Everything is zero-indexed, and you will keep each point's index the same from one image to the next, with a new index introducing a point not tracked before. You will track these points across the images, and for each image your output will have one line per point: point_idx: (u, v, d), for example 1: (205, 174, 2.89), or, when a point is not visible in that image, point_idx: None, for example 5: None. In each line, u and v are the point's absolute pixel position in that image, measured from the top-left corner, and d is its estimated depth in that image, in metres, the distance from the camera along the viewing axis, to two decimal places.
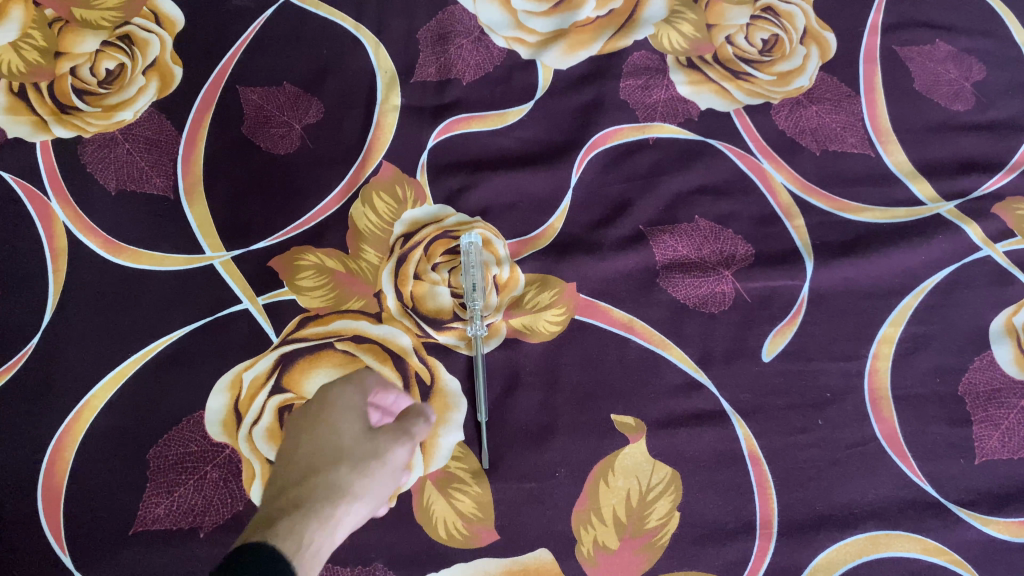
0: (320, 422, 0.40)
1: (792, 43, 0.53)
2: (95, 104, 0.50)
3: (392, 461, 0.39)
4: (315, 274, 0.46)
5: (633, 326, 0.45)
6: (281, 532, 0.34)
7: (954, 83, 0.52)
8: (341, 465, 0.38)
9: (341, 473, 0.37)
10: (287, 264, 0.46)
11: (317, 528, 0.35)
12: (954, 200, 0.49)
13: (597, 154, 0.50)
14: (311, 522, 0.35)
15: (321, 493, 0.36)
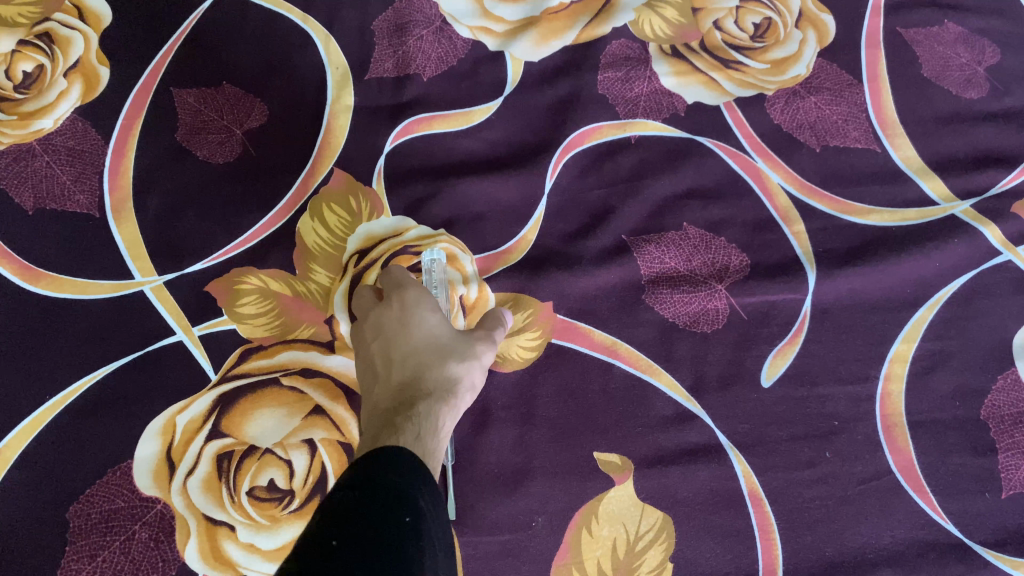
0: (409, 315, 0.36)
1: (787, 27, 0.48)
2: (11, 112, 0.45)
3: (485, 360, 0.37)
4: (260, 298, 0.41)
5: (617, 349, 0.41)
6: (421, 425, 0.31)
7: (966, 67, 0.47)
8: (451, 358, 0.35)
9: (452, 369, 0.35)
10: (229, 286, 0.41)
11: (442, 427, 0.32)
12: (970, 199, 0.44)
13: (573, 156, 0.45)
14: (440, 414, 0.32)
15: (440, 389, 0.33)
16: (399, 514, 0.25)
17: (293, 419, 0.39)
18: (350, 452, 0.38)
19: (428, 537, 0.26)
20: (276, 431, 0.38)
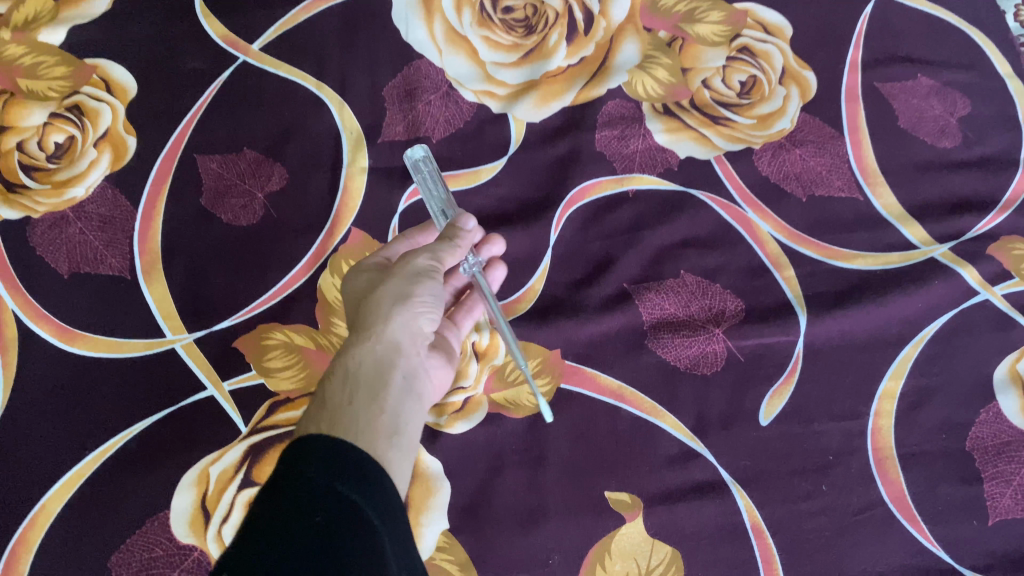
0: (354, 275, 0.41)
1: (771, 84, 0.51)
2: (45, 181, 0.48)
3: (433, 265, 0.40)
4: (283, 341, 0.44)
5: (623, 393, 0.43)
6: (334, 380, 0.35)
7: (940, 119, 0.51)
8: (367, 303, 0.38)
9: (371, 307, 0.38)
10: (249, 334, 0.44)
11: (367, 361, 0.36)
12: (948, 243, 0.47)
13: (575, 210, 0.48)
14: (359, 354, 0.36)
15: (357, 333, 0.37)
16: (310, 516, 0.27)
17: None
18: None
19: (351, 517, 0.28)
20: None
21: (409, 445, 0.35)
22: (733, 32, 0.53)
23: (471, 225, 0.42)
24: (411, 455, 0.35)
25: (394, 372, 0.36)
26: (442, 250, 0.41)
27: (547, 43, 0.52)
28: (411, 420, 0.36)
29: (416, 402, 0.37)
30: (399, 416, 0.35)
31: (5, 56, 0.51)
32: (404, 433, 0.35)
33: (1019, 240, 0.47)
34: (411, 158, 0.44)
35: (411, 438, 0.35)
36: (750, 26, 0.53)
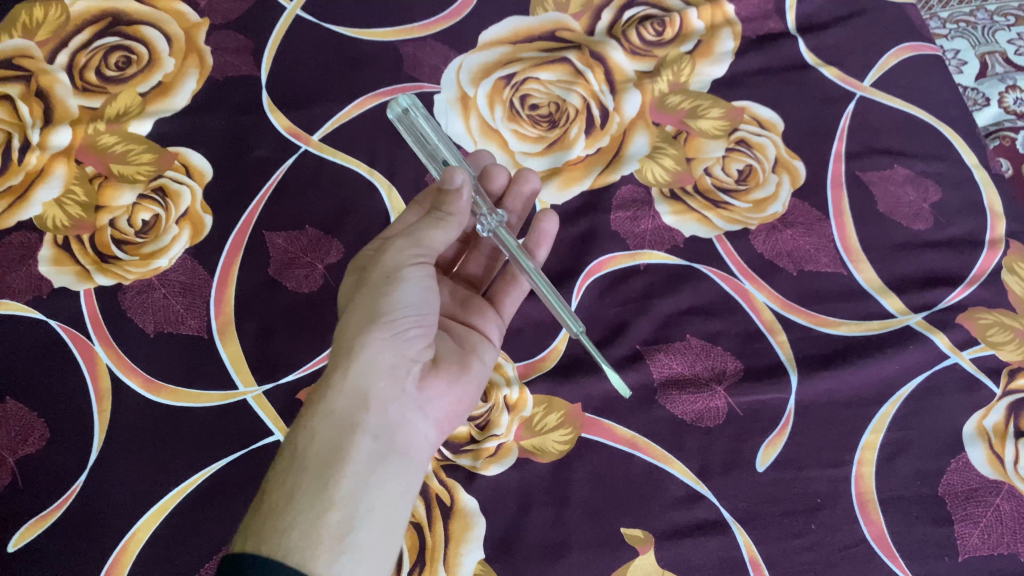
0: (346, 282, 0.48)
1: (765, 172, 0.59)
2: (134, 254, 0.55)
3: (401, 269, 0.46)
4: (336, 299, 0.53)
5: (637, 442, 0.49)
6: (295, 446, 0.41)
7: (914, 204, 0.58)
8: (335, 357, 0.44)
9: (336, 362, 0.43)
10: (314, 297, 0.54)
11: (324, 423, 0.41)
12: (921, 312, 0.54)
13: (593, 281, 0.55)
14: (314, 422, 0.41)
15: (319, 393, 0.42)
16: None
17: None
18: (420, 531, 0.46)
19: None
20: None
21: (375, 491, 0.41)
22: (731, 127, 0.60)
23: (460, 180, 0.47)
24: (381, 498, 0.41)
25: (356, 426, 0.42)
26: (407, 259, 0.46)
27: (568, 136, 0.60)
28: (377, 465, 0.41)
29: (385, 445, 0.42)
30: (362, 467, 0.41)
31: (99, 144, 0.59)
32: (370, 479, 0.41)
33: (984, 311, 0.53)
34: (397, 116, 0.53)
35: (378, 484, 0.41)
36: (745, 120, 0.61)
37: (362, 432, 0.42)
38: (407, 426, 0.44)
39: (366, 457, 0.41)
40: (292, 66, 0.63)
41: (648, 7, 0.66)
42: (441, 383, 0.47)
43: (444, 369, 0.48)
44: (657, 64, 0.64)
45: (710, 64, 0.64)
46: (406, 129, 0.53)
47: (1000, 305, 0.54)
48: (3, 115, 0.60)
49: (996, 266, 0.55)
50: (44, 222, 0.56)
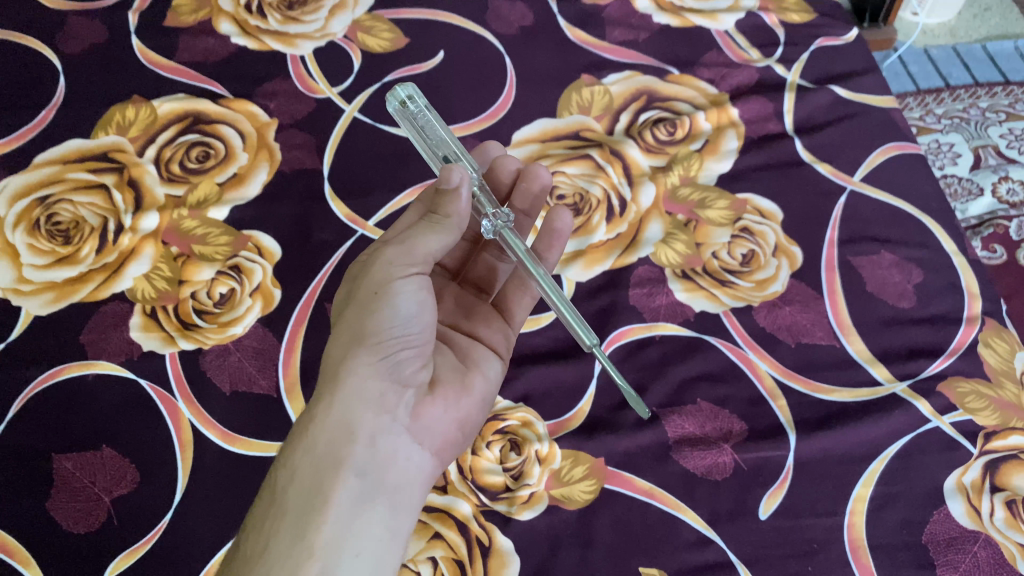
0: (344, 294, 0.54)
1: (766, 256, 0.67)
2: (212, 322, 0.63)
3: (392, 282, 0.50)
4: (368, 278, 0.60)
5: (654, 492, 0.56)
6: (281, 475, 0.47)
7: (899, 285, 0.65)
8: (325, 384, 0.50)
9: (324, 391, 0.50)
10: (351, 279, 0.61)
11: (306, 453, 0.47)
12: (906, 381, 0.60)
13: (614, 349, 0.62)
14: (296, 452, 0.48)
15: (305, 422, 0.49)
16: None
17: (420, 541, 0.53)
18: (462, 567, 0.53)
19: None
20: (408, 549, 0.53)
21: (357, 526, 0.46)
22: (735, 217, 0.69)
23: (457, 179, 0.51)
24: (363, 526, 0.47)
25: (338, 456, 0.48)
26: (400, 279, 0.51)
27: (591, 223, 0.68)
28: (361, 501, 0.47)
29: (367, 474, 0.48)
30: (341, 497, 0.47)
31: (183, 228, 0.68)
32: (352, 516, 0.47)
33: (962, 380, 0.60)
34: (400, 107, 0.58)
35: (360, 520, 0.47)
36: (748, 211, 0.69)
37: (348, 463, 0.48)
38: (389, 451, 0.50)
39: (350, 492, 0.47)
40: (350, 161, 0.73)
41: (661, 111, 0.76)
42: (425, 406, 0.53)
43: (433, 394, 0.54)
44: (670, 160, 0.73)
45: (716, 161, 0.73)
46: (407, 120, 0.58)
47: (976, 375, 0.61)
48: (100, 201, 0.69)
49: (972, 341, 0.62)
50: (134, 294, 0.64)
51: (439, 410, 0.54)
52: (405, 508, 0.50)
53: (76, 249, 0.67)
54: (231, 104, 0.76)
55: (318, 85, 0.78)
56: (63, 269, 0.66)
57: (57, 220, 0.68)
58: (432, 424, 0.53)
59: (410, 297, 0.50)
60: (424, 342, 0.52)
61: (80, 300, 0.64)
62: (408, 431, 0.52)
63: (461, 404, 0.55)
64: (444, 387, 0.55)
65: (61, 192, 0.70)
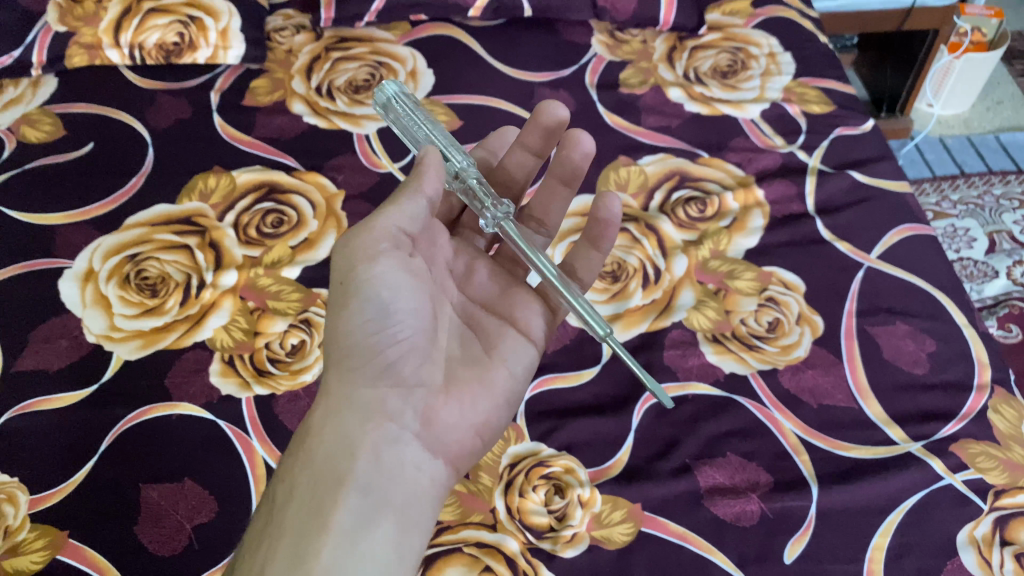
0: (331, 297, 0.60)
1: (790, 324, 0.73)
2: (284, 369, 0.70)
3: (363, 270, 0.56)
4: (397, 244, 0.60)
5: (686, 535, 0.61)
6: (283, 488, 0.53)
7: (914, 353, 0.71)
8: (322, 399, 0.56)
9: (321, 403, 0.56)
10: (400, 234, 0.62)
11: (302, 466, 0.53)
12: (920, 441, 0.65)
13: (650, 405, 0.68)
14: (295, 465, 0.53)
15: (303, 434, 0.55)
16: None
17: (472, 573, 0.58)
18: None
19: None
20: None
21: (358, 539, 0.50)
22: (761, 288, 0.75)
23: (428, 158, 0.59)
24: (367, 534, 0.51)
25: (335, 467, 0.53)
26: (365, 267, 0.56)
27: (628, 289, 0.75)
28: (362, 515, 0.51)
29: (366, 483, 0.53)
30: (344, 509, 0.51)
31: (258, 285, 0.75)
32: (354, 529, 0.51)
33: (973, 442, 0.65)
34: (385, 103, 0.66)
35: (361, 533, 0.51)
36: (774, 283, 0.75)
37: (350, 477, 0.53)
38: (392, 457, 0.55)
39: (353, 507, 0.51)
40: None
41: (693, 190, 0.83)
42: (424, 404, 0.58)
43: (439, 398, 0.59)
44: (701, 235, 0.79)
45: (744, 236, 0.79)
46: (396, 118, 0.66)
47: (986, 437, 0.65)
48: (184, 259, 0.77)
49: (982, 407, 0.67)
50: (214, 343, 0.71)
51: (445, 414, 0.58)
52: (414, 520, 0.53)
53: (162, 301, 0.74)
54: (303, 176, 0.85)
55: (380, 161, 0.87)
56: (150, 319, 0.73)
57: (146, 275, 0.76)
58: (434, 424, 0.58)
59: (385, 278, 0.56)
60: (413, 341, 0.58)
61: (166, 347, 0.71)
62: (416, 440, 0.57)
63: (472, 409, 0.60)
64: (458, 390, 0.60)
65: (149, 251, 0.78)
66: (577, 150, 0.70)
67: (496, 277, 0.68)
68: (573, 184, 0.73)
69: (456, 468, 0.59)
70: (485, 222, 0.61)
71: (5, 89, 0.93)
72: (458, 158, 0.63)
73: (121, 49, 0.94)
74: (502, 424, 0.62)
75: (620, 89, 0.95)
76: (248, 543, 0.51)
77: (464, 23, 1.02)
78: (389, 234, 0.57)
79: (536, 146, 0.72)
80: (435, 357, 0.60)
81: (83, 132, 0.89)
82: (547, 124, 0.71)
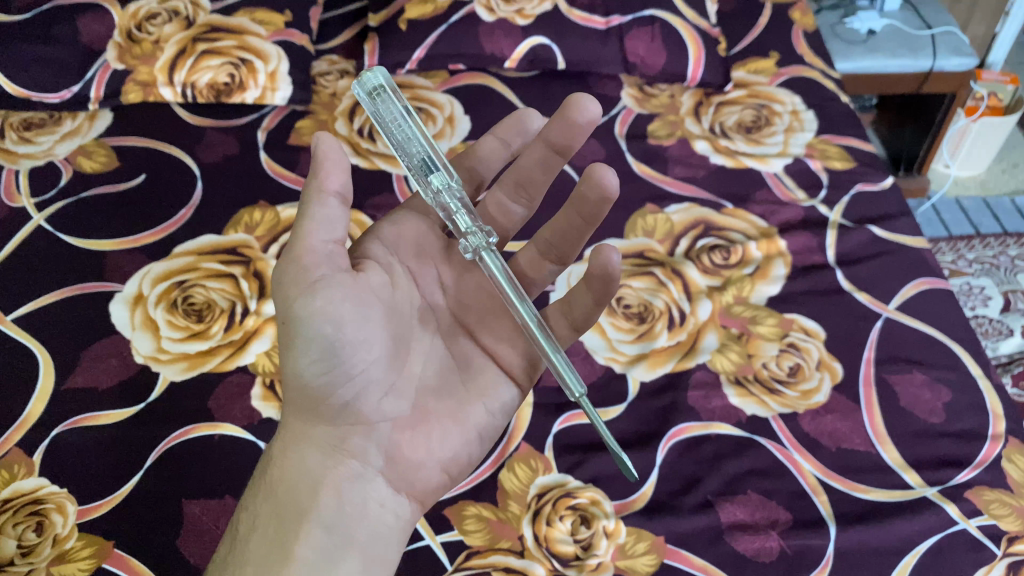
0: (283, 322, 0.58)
1: (810, 369, 0.75)
2: None
3: (302, 308, 0.51)
4: (385, 249, 0.61)
5: (708, 569, 0.63)
6: (245, 522, 0.54)
7: (930, 402, 0.73)
8: (285, 435, 0.57)
9: (284, 439, 0.57)
10: (393, 237, 0.62)
11: (262, 503, 0.54)
12: (936, 486, 0.67)
13: (675, 442, 0.70)
14: (256, 502, 0.55)
15: (264, 471, 0.56)
16: None
17: None
18: None
19: None
20: None
21: None
22: (783, 334, 0.78)
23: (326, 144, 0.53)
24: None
25: (295, 507, 0.54)
26: (304, 303, 0.51)
27: (653, 330, 0.78)
28: (325, 555, 0.52)
29: (328, 524, 0.53)
30: (304, 549, 0.52)
31: None
32: (314, 569, 0.51)
33: (987, 489, 0.67)
34: (371, 91, 0.59)
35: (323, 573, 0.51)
36: (795, 329, 0.78)
37: (311, 517, 0.53)
38: (353, 497, 0.55)
39: (314, 546, 0.52)
40: None
41: (717, 239, 0.86)
42: (389, 440, 0.57)
43: (404, 434, 0.57)
44: (724, 281, 0.83)
45: (766, 284, 0.82)
46: (379, 110, 0.59)
47: (1000, 485, 0.67)
48: (229, 287, 0.81)
49: (996, 456, 0.69)
50: (256, 367, 0.75)
51: (411, 450, 0.57)
52: (377, 558, 0.54)
53: (207, 327, 0.77)
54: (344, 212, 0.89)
55: None
56: (195, 343, 0.76)
57: (192, 301, 0.79)
58: (399, 462, 0.57)
59: (329, 310, 0.51)
60: (374, 379, 0.55)
61: (210, 370, 0.74)
62: (382, 478, 0.56)
63: (440, 445, 0.58)
64: (431, 423, 0.58)
65: (195, 278, 0.81)
66: (594, 184, 0.61)
67: (480, 289, 0.65)
68: (593, 221, 0.64)
69: (422, 504, 0.58)
70: (463, 245, 0.56)
71: (63, 121, 0.98)
72: (443, 171, 0.57)
73: (174, 88, 0.99)
74: (473, 458, 0.61)
75: (648, 140, 0.99)
76: (211, 572, 0.52)
77: (500, 74, 1.07)
78: (323, 256, 0.52)
79: (564, 145, 0.66)
80: (402, 388, 0.58)
81: (136, 164, 0.93)
82: (577, 123, 0.65)
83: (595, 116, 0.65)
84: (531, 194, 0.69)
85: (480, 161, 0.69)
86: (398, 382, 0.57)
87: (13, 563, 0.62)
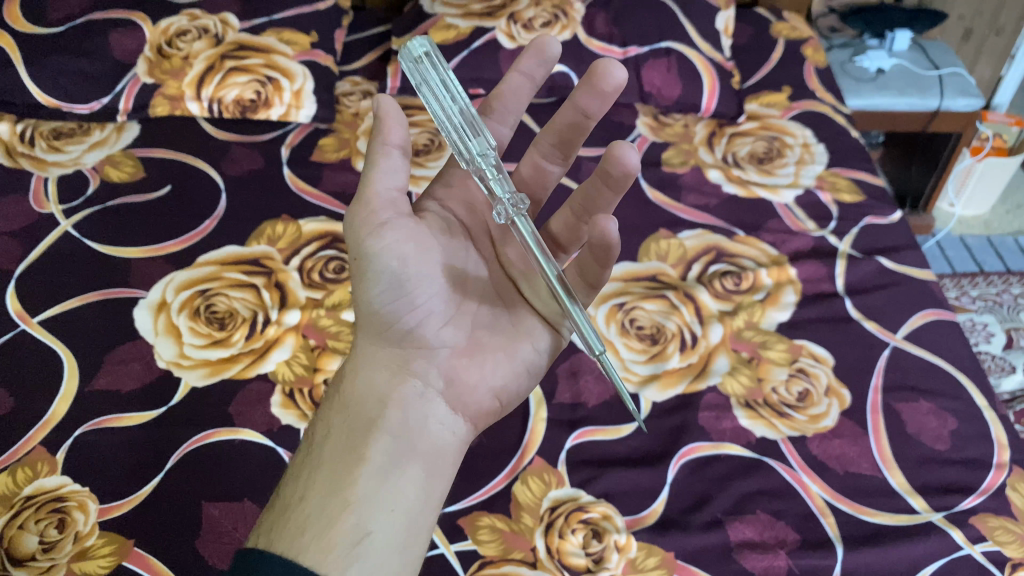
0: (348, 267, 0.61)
1: (819, 394, 0.77)
2: None
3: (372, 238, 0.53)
4: (439, 207, 0.64)
5: None
6: (317, 433, 0.55)
7: (936, 430, 0.74)
8: (351, 362, 0.59)
9: (350, 365, 0.59)
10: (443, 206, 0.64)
11: (333, 416, 0.56)
12: (941, 511, 0.69)
13: (686, 461, 0.72)
14: (327, 417, 0.56)
15: (332, 394, 0.58)
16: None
17: None
18: None
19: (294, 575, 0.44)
20: None
21: (386, 480, 0.52)
22: (793, 359, 0.79)
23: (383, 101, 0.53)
24: (396, 481, 0.52)
25: (365, 417, 0.55)
26: (371, 241, 0.53)
27: (665, 352, 0.79)
28: (390, 459, 0.53)
29: (398, 435, 0.54)
30: (374, 454, 0.53)
31: (320, 325, 0.81)
32: (383, 471, 0.52)
33: (991, 516, 0.68)
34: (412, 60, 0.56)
35: (390, 476, 0.52)
36: (804, 355, 0.80)
37: (379, 426, 0.54)
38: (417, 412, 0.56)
39: (382, 451, 0.53)
40: None
41: (729, 265, 0.88)
42: (446, 365, 0.58)
43: (462, 361, 0.59)
44: (735, 306, 0.84)
45: (777, 310, 0.84)
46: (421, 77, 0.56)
47: (1004, 512, 0.69)
48: (251, 296, 0.82)
49: (1001, 484, 0.71)
50: (276, 376, 0.76)
51: (467, 375, 0.59)
52: (438, 470, 0.55)
53: (229, 334, 0.79)
54: None
55: None
56: (216, 349, 0.78)
57: (215, 309, 0.81)
58: (456, 386, 0.58)
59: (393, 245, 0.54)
60: (435, 308, 0.58)
61: (231, 376, 0.76)
62: (441, 397, 0.57)
63: (494, 373, 0.60)
64: (485, 353, 0.60)
65: (218, 287, 0.83)
66: (616, 161, 0.58)
67: None
68: (618, 190, 0.61)
69: (476, 426, 0.59)
70: (497, 214, 0.54)
71: (91, 132, 1.01)
72: (479, 136, 0.54)
73: (201, 102, 1.02)
74: (522, 392, 0.62)
75: (662, 167, 1.01)
76: (288, 476, 0.53)
77: None
78: (388, 201, 0.54)
79: (593, 110, 0.63)
80: (459, 319, 0.60)
81: (161, 175, 0.96)
82: (603, 91, 0.61)
83: (622, 81, 0.61)
84: (566, 151, 0.67)
85: (511, 109, 0.66)
86: (455, 314, 0.60)
87: (34, 558, 0.63)
